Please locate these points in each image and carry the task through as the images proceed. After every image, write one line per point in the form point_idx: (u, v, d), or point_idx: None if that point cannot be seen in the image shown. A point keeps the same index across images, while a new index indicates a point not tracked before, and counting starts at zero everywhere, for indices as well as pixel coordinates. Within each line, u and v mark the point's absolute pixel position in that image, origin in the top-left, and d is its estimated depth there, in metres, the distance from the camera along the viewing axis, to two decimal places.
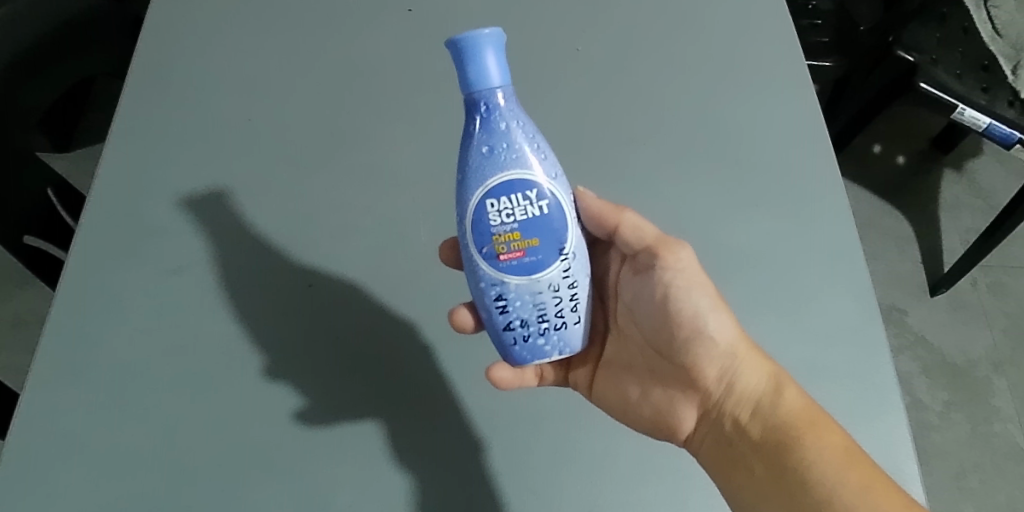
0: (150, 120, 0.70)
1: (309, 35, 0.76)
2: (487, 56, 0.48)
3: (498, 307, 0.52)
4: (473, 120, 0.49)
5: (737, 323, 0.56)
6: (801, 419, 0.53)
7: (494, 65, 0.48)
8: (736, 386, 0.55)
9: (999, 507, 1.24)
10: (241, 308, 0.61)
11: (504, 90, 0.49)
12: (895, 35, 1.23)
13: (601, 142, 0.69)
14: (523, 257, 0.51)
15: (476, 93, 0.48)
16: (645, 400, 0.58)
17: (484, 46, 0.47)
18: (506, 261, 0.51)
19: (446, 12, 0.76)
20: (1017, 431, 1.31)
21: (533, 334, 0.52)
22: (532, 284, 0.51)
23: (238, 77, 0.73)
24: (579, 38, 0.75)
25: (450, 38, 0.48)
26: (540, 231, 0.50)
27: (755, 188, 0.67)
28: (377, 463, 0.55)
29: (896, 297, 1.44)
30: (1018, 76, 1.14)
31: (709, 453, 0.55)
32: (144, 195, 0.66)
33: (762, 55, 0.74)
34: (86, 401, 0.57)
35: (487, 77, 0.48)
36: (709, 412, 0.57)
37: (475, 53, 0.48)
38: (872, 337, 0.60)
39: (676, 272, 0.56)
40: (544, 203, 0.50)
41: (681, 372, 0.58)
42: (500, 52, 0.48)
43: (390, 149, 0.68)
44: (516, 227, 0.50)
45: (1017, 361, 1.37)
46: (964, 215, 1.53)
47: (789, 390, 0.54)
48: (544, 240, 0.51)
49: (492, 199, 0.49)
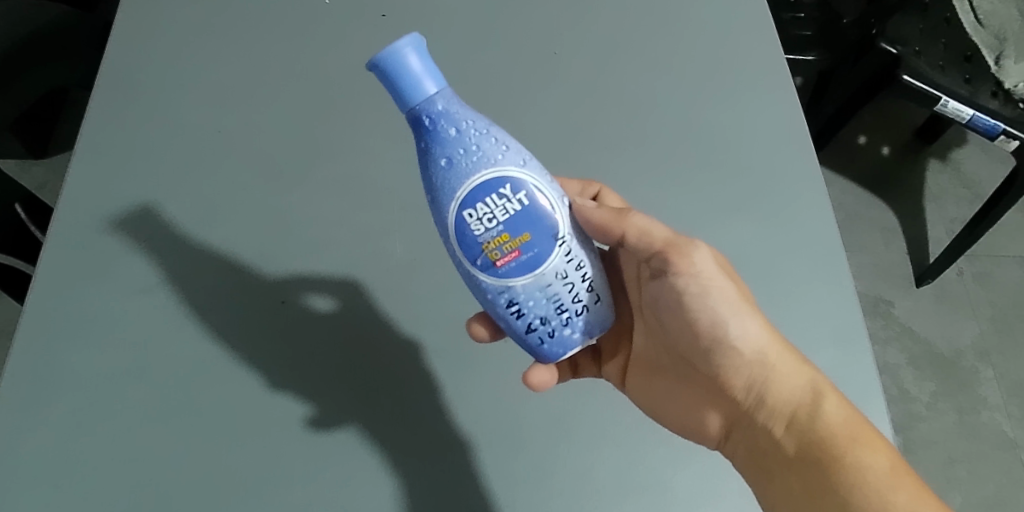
0: (119, 125, 0.68)
1: (284, 36, 0.74)
2: (411, 67, 0.46)
3: (513, 313, 0.50)
4: (421, 137, 0.47)
5: (764, 325, 0.54)
6: (842, 434, 0.51)
7: (421, 73, 0.46)
8: (766, 396, 0.53)
9: (987, 496, 1.25)
10: (215, 319, 0.59)
11: (441, 93, 0.46)
12: (879, 28, 1.23)
13: (585, 142, 0.68)
14: (522, 256, 0.48)
15: (416, 108, 0.46)
16: (674, 403, 0.58)
17: (404, 59, 0.45)
18: (506, 265, 0.48)
19: (425, 13, 0.75)
20: (1004, 419, 1.32)
21: (557, 328, 0.50)
22: (541, 278, 0.49)
23: (212, 80, 0.71)
24: (559, 40, 0.75)
25: (368, 63, 0.46)
26: (528, 224, 0.48)
27: (741, 189, 0.67)
28: (359, 476, 0.54)
29: (883, 288, 1.45)
30: (1001, 66, 1.17)
31: (745, 463, 0.54)
32: (115, 201, 0.64)
33: (745, 54, 0.74)
34: (54, 419, 0.55)
35: (419, 88, 0.46)
36: (741, 420, 0.55)
37: (398, 69, 0.46)
38: (852, 328, 0.60)
39: (691, 279, 0.53)
40: (522, 196, 0.47)
41: (708, 379, 0.56)
42: (422, 57, 0.46)
43: (370, 153, 0.67)
44: (501, 230, 0.47)
45: (1002, 349, 1.39)
46: (949, 204, 1.53)
47: (829, 400, 0.52)
48: (537, 232, 0.48)
49: (469, 209, 0.47)
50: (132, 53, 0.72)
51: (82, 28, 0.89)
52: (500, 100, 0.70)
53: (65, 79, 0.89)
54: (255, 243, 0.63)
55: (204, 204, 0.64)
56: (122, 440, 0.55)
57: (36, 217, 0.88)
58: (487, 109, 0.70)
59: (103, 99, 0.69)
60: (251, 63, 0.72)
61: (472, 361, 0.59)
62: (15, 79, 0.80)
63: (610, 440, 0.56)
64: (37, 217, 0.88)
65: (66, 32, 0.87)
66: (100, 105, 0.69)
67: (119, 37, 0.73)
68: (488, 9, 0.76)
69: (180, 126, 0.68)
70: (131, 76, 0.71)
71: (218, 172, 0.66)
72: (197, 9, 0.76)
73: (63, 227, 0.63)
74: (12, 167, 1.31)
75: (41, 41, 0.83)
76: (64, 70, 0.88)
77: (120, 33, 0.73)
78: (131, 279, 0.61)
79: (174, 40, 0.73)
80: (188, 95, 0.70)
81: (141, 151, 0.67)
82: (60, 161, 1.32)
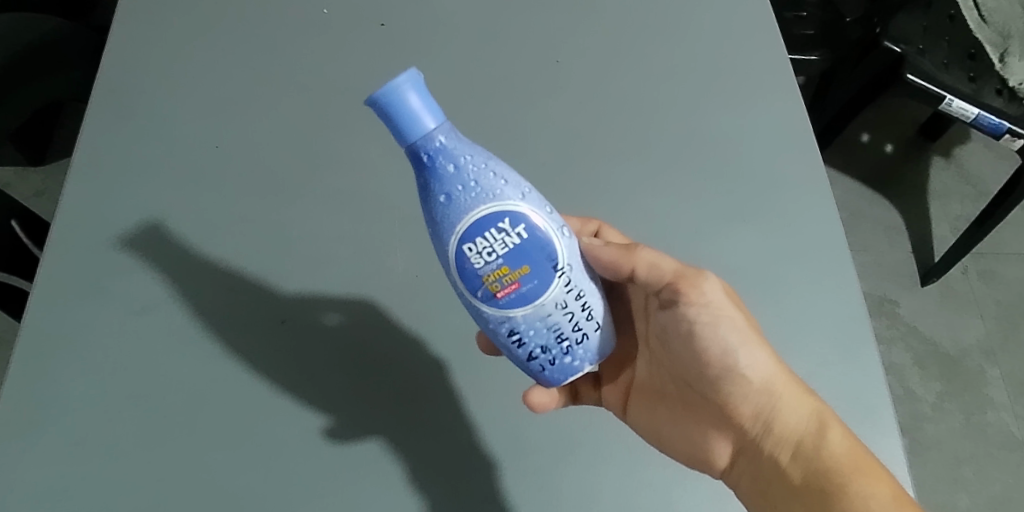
0: (109, 136, 0.67)
1: (279, 46, 0.73)
2: (411, 103, 0.43)
3: (514, 341, 0.48)
4: (420, 171, 0.45)
5: (772, 356, 0.53)
6: (846, 464, 0.50)
7: (420, 109, 0.43)
8: (773, 425, 0.53)
9: (994, 497, 1.24)
10: (209, 336, 0.58)
11: (440, 128, 0.44)
12: (883, 27, 1.21)
13: (586, 151, 0.67)
14: (522, 288, 0.47)
15: (414, 145, 0.44)
16: (679, 433, 0.56)
17: (403, 96, 0.43)
18: (506, 297, 0.47)
19: (423, 21, 0.74)
20: (1010, 419, 1.31)
21: (557, 356, 0.49)
22: (540, 309, 0.47)
23: (205, 90, 0.70)
24: (558, 47, 0.74)
25: (366, 98, 0.43)
26: (528, 258, 0.46)
27: (746, 197, 0.66)
28: (359, 497, 0.53)
29: (887, 287, 1.43)
30: (1006, 64, 1.15)
31: (748, 491, 0.53)
32: (106, 214, 0.62)
33: (747, 60, 0.73)
34: (43, 441, 0.53)
35: (418, 125, 0.43)
36: (746, 449, 0.54)
37: (397, 106, 0.43)
38: (866, 351, 0.59)
39: (701, 308, 0.53)
40: (521, 229, 0.46)
41: (713, 409, 0.55)
42: (422, 93, 0.43)
43: (367, 162, 0.66)
44: (500, 264, 0.46)
45: (1008, 348, 1.38)
46: (954, 202, 1.52)
47: (833, 430, 0.51)
48: (536, 267, 0.46)
49: (469, 243, 0.45)
50: (127, 60, 0.71)
51: (70, 41, 0.88)
52: (502, 107, 0.70)
53: (60, 91, 0.88)
54: (252, 254, 0.62)
55: (198, 216, 0.63)
56: (115, 461, 0.53)
57: (32, 233, 0.87)
58: (486, 117, 0.69)
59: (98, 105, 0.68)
60: (249, 71, 0.71)
61: (474, 375, 0.57)
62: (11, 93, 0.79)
63: (612, 459, 0.55)
64: (33, 232, 0.87)
65: (60, 46, 0.86)
66: (96, 112, 0.68)
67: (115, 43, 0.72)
68: (488, 16, 0.75)
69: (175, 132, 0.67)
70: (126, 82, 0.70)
71: (211, 183, 0.65)
72: (194, 15, 0.74)
73: (52, 241, 0.61)
74: (11, 174, 1.30)
75: (31, 55, 0.82)
76: (57, 83, 0.87)
77: (116, 38, 0.72)
78: (127, 290, 0.59)
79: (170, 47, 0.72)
80: (181, 104, 0.69)
81: (133, 162, 0.65)
82: (60, 167, 1.32)
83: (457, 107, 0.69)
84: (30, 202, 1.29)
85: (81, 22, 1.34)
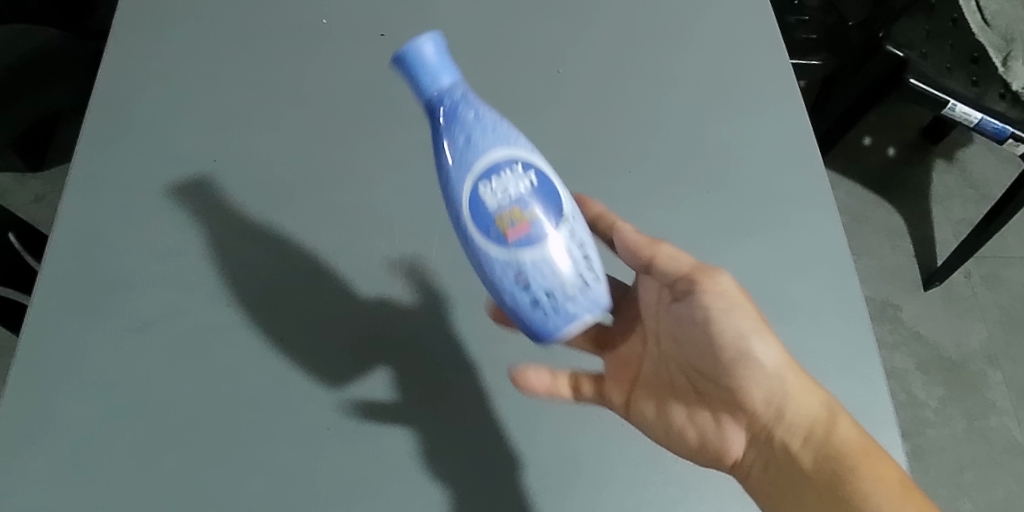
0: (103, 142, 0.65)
1: (279, 52, 0.72)
2: (429, 54, 0.45)
3: (518, 285, 0.44)
4: (439, 127, 0.46)
5: (784, 347, 0.50)
6: (858, 452, 0.47)
7: (439, 60, 0.46)
8: (785, 411, 0.49)
9: (997, 502, 1.23)
10: None
11: (458, 83, 0.46)
12: (885, 31, 1.20)
13: (588, 161, 0.67)
14: (529, 229, 0.44)
15: (434, 97, 0.45)
16: (690, 424, 0.52)
17: (421, 44, 0.45)
18: (514, 238, 0.44)
19: (424, 31, 0.74)
20: (1013, 424, 1.30)
21: (551, 305, 0.45)
22: (541, 258, 0.44)
23: (202, 96, 0.69)
24: (560, 57, 0.73)
25: (392, 56, 0.46)
26: (535, 201, 0.44)
27: (749, 209, 0.65)
28: None
29: (890, 291, 1.43)
30: (1010, 68, 1.13)
31: (760, 479, 0.49)
32: None
33: (750, 71, 0.73)
34: None
35: (435, 79, 0.45)
36: (759, 437, 0.50)
37: (416, 55, 0.45)
38: (870, 367, 0.58)
39: (715, 296, 0.50)
40: (531, 175, 0.45)
41: (724, 395, 0.51)
42: (440, 42, 0.45)
43: (366, 171, 0.65)
44: (509, 197, 0.44)
45: (1011, 353, 1.37)
46: (957, 206, 1.52)
47: (844, 418, 0.48)
48: (542, 205, 0.45)
49: (484, 182, 0.44)
50: (123, 62, 0.70)
51: (68, 50, 0.88)
52: (503, 117, 0.69)
53: (58, 101, 0.88)
54: None
55: None
56: None
57: (30, 244, 0.86)
58: None
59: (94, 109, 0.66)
60: (247, 75, 0.70)
61: None
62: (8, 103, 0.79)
63: None
64: (32, 244, 0.87)
65: (59, 56, 0.86)
66: (89, 116, 0.66)
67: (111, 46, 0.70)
68: (490, 25, 0.75)
69: (171, 137, 0.65)
70: (121, 85, 0.68)
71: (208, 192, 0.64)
72: (193, 18, 0.73)
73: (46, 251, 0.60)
74: (11, 178, 1.30)
75: (27, 65, 0.82)
76: (57, 94, 0.87)
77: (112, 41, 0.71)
78: None
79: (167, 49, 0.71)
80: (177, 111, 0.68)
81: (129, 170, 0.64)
82: (59, 172, 1.32)
83: None
84: (29, 207, 1.28)
85: (81, 27, 1.33)
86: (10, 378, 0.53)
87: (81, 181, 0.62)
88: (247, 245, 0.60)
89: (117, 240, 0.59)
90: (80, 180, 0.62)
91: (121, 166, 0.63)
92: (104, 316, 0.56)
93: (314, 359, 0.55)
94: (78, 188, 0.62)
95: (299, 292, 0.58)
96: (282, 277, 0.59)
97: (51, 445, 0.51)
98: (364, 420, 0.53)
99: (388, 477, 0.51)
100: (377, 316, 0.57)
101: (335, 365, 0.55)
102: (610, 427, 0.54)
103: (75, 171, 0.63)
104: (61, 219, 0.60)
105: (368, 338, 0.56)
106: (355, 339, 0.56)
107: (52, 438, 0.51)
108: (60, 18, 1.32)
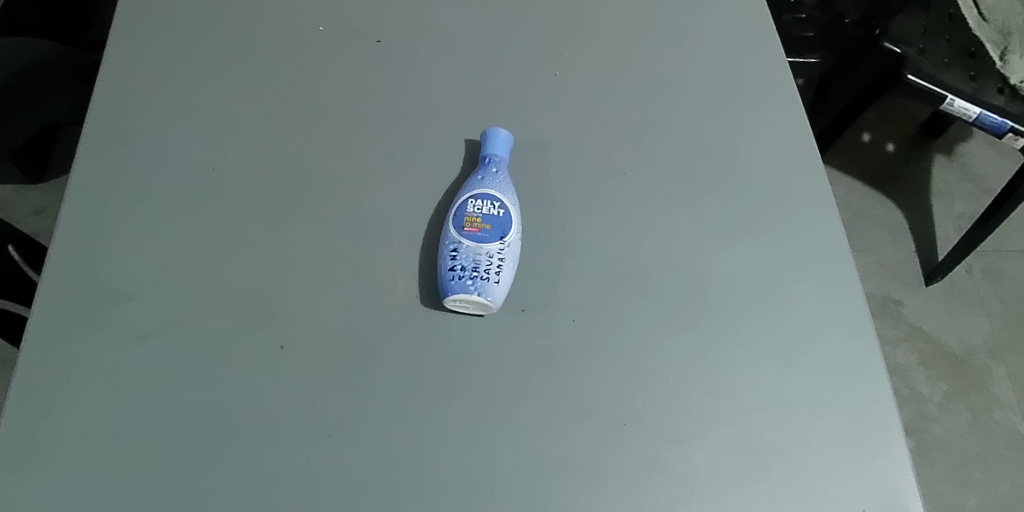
0: (98, 150, 0.64)
1: (276, 60, 0.72)
2: (502, 134, 0.65)
3: None
4: (476, 170, 0.64)
5: None
6: None
7: (506, 141, 0.65)
8: None
9: (1003, 497, 1.22)
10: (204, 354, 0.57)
11: (503, 160, 0.65)
12: (882, 28, 1.20)
13: (586, 163, 0.67)
14: (480, 233, 0.60)
15: (485, 154, 0.65)
16: None
17: (501, 130, 0.66)
18: (468, 233, 0.59)
19: (420, 38, 0.75)
20: (1017, 418, 1.30)
21: (477, 279, 0.57)
22: (478, 249, 0.59)
23: (195, 105, 0.68)
24: (557, 62, 0.74)
25: (479, 132, 0.68)
26: (497, 222, 0.60)
27: (747, 208, 0.65)
28: None
29: (890, 288, 1.42)
30: (1007, 62, 1.13)
31: None
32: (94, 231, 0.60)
33: (744, 74, 0.74)
34: None
35: (495, 146, 0.65)
36: None
37: (495, 132, 0.65)
38: (870, 369, 0.58)
39: None
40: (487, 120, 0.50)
41: None
42: (509, 136, 0.66)
43: (362, 179, 0.65)
44: (480, 214, 0.60)
45: (1014, 346, 1.37)
46: (957, 200, 1.52)
47: None
48: (497, 225, 0.60)
49: None
50: (120, 72, 0.70)
51: (67, 63, 0.89)
52: (501, 120, 0.69)
53: (55, 114, 0.88)
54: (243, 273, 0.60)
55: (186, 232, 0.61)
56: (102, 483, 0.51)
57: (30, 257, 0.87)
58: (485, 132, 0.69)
59: (92, 120, 0.66)
60: (244, 83, 0.70)
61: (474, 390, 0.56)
62: (7, 115, 0.79)
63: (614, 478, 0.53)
64: (30, 257, 0.87)
65: (57, 68, 0.87)
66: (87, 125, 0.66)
67: (108, 56, 0.71)
68: (488, 30, 0.76)
69: (171, 145, 0.65)
70: (118, 96, 0.68)
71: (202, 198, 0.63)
72: (191, 28, 0.74)
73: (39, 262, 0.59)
74: (10, 193, 1.31)
75: (24, 78, 0.83)
76: (53, 107, 0.87)
77: (109, 53, 0.71)
78: (114, 313, 0.56)
79: (165, 60, 0.71)
80: (174, 118, 0.67)
81: (121, 175, 0.63)
82: (60, 184, 1.33)
83: (457, 122, 0.69)
84: (30, 220, 1.29)
85: (77, 39, 1.35)
86: (10, 388, 0.53)
87: (78, 191, 0.62)
88: (245, 253, 0.60)
89: (117, 250, 0.59)
90: (78, 190, 0.62)
91: (119, 175, 0.63)
92: (104, 327, 0.55)
93: (316, 365, 0.55)
94: (76, 198, 0.61)
95: (299, 298, 0.58)
96: (283, 282, 0.59)
97: (54, 454, 0.50)
98: (367, 424, 0.53)
99: (391, 481, 0.51)
100: (378, 322, 0.57)
101: (337, 370, 0.55)
102: (612, 429, 0.54)
103: (72, 178, 0.62)
104: (59, 228, 0.60)
105: (370, 342, 0.56)
106: (357, 344, 0.56)
107: (53, 448, 0.51)
108: (59, 31, 1.33)
